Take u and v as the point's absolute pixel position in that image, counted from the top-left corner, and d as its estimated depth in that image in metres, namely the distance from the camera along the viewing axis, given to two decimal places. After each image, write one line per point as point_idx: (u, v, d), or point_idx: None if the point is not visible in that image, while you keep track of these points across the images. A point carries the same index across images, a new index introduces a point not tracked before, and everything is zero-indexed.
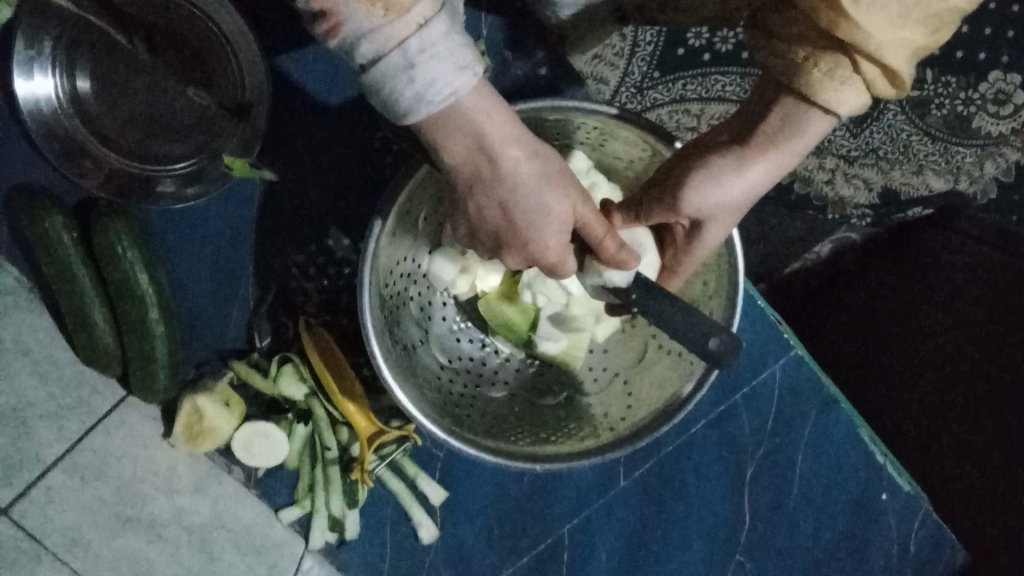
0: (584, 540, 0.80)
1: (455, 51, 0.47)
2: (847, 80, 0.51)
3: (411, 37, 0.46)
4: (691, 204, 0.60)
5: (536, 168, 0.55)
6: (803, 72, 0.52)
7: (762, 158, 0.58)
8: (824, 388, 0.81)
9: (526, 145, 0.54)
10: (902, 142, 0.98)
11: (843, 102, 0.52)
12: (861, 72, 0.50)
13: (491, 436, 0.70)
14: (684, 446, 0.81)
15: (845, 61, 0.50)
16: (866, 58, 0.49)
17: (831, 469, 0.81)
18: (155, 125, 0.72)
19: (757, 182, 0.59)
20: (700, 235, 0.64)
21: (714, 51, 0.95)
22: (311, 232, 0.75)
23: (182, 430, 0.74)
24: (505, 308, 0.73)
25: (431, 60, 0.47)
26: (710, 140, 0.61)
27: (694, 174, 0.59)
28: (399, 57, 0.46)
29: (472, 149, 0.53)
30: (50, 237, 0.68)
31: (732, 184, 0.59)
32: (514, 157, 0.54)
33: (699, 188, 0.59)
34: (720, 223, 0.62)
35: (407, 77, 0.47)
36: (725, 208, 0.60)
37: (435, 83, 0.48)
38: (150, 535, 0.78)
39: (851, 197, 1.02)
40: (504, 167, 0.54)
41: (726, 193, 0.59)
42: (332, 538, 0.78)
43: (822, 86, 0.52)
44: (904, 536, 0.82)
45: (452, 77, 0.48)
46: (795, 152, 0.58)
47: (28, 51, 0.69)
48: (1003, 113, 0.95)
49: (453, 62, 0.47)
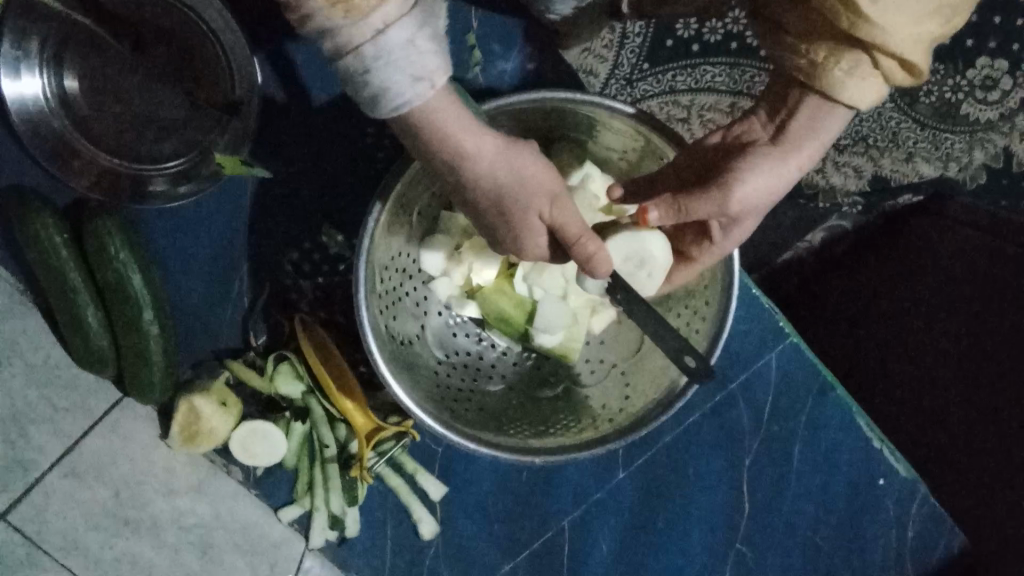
0: (584, 531, 0.81)
1: (415, 60, 0.47)
2: (867, 75, 0.53)
3: (368, 43, 0.46)
4: (741, 199, 0.59)
5: (504, 172, 0.55)
6: (825, 71, 0.54)
7: (795, 153, 0.60)
8: (820, 373, 0.81)
9: (492, 147, 0.54)
10: (892, 130, 0.98)
11: (866, 97, 0.54)
12: (881, 67, 0.52)
13: (491, 430, 0.70)
14: (683, 436, 0.81)
15: (864, 58, 0.52)
16: (885, 55, 0.52)
17: (828, 454, 0.82)
18: (144, 124, 0.72)
19: (790, 176, 0.61)
20: (734, 230, 0.63)
21: (703, 41, 0.95)
22: (304, 229, 0.75)
23: (178, 431, 0.74)
24: (501, 303, 0.72)
25: (387, 67, 0.47)
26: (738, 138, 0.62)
27: (743, 169, 0.59)
28: (355, 60, 0.47)
29: (455, 143, 0.53)
30: (41, 239, 0.67)
31: (771, 178, 0.60)
32: (474, 161, 0.54)
33: (753, 184, 0.59)
34: (756, 215, 0.62)
35: (364, 81, 0.48)
36: (765, 201, 0.61)
37: (391, 90, 0.48)
38: (149, 535, 0.78)
39: (842, 185, 1.01)
40: (467, 171, 0.55)
41: (769, 186, 0.60)
42: (332, 535, 0.78)
43: (843, 84, 0.54)
44: (902, 520, 0.83)
45: (408, 86, 0.48)
46: (819, 145, 0.60)
47: (16, 52, 0.68)
48: (991, 99, 0.97)
49: (409, 72, 0.47)
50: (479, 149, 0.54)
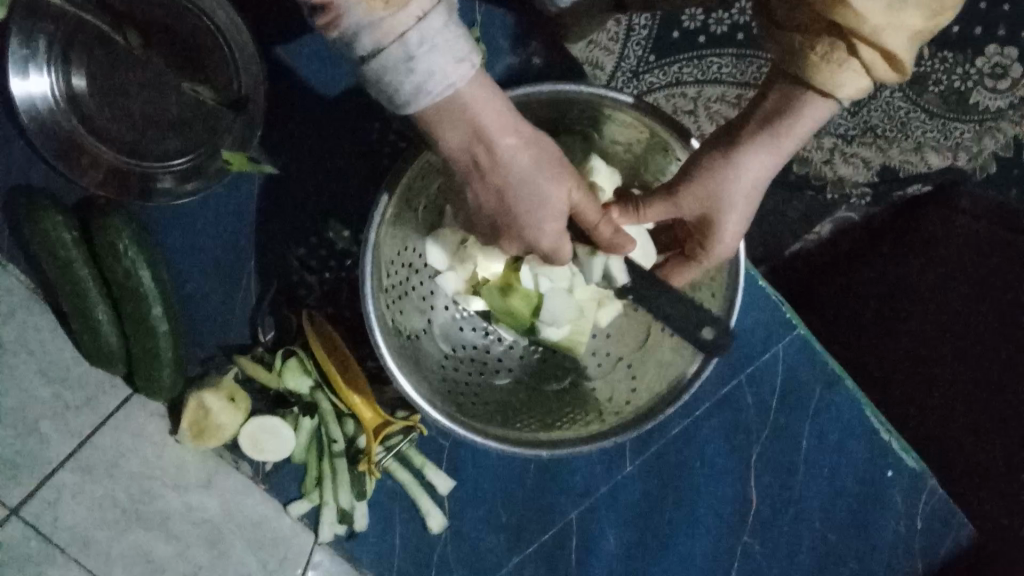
0: (592, 523, 0.81)
1: (454, 44, 0.49)
2: (845, 62, 0.53)
3: (412, 29, 0.47)
4: (693, 194, 0.62)
5: (533, 157, 0.55)
6: (802, 57, 0.54)
7: (762, 148, 0.60)
8: (828, 362, 0.81)
9: (522, 132, 0.55)
10: (900, 120, 0.99)
11: (844, 85, 0.54)
12: (859, 56, 0.52)
13: (496, 422, 0.70)
14: (690, 428, 0.81)
15: (842, 45, 0.52)
16: (862, 42, 0.51)
17: (836, 444, 0.82)
18: (151, 122, 0.72)
19: (760, 172, 0.61)
20: (713, 231, 0.63)
21: (709, 32, 0.95)
22: (311, 225, 0.75)
23: (189, 427, 0.74)
24: (510, 301, 0.71)
25: (430, 53, 0.48)
26: (708, 139, 0.63)
27: (698, 164, 0.62)
28: (400, 49, 0.47)
29: (496, 119, 0.53)
30: (50, 236, 0.68)
31: (733, 175, 0.60)
32: (509, 145, 0.54)
33: (708, 183, 0.61)
34: (732, 215, 0.62)
35: (407, 70, 0.48)
36: (734, 198, 0.61)
37: (434, 75, 0.49)
38: (161, 530, 0.79)
39: (851, 176, 1.00)
40: (502, 154, 0.54)
41: (731, 180, 0.61)
42: (341, 530, 0.78)
43: (820, 69, 0.54)
44: (911, 511, 0.82)
45: (451, 69, 0.49)
46: (792, 138, 0.59)
47: (24, 51, 0.69)
48: (1000, 88, 0.98)
49: (450, 55, 0.49)
50: (512, 124, 0.54)
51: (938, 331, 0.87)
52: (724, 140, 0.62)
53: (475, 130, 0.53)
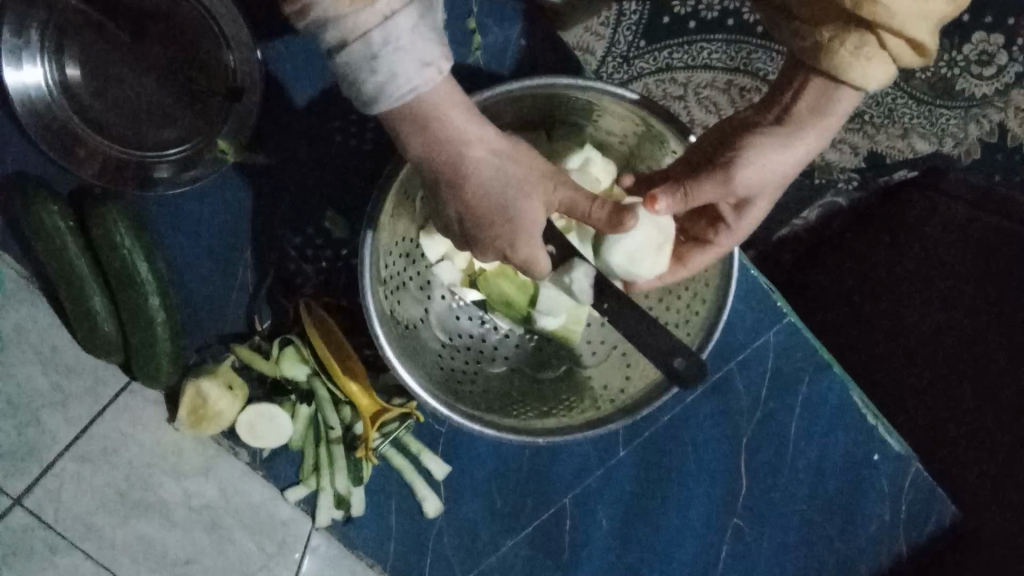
0: (586, 507, 0.82)
1: (420, 47, 0.48)
2: (874, 56, 0.53)
3: (375, 29, 0.46)
4: (744, 180, 0.60)
5: (502, 164, 0.55)
6: (830, 52, 0.54)
7: (801, 135, 0.60)
8: (818, 349, 0.82)
9: (492, 143, 0.55)
10: (887, 107, 0.98)
11: (873, 77, 0.54)
12: (888, 47, 0.53)
13: (494, 410, 0.72)
14: (682, 413, 0.82)
15: (870, 39, 0.53)
16: (891, 35, 0.52)
17: (824, 429, 0.83)
18: (147, 111, 0.72)
19: (799, 157, 0.61)
20: (744, 212, 0.64)
21: (700, 18, 0.95)
22: (307, 214, 0.75)
23: (187, 414, 0.75)
24: (502, 286, 0.73)
25: (394, 54, 0.47)
26: (748, 123, 0.62)
27: (749, 151, 0.60)
28: (362, 47, 0.47)
29: (456, 131, 0.53)
30: (46, 227, 0.68)
31: (778, 159, 0.60)
32: (474, 155, 0.55)
33: (756, 167, 0.60)
34: (766, 197, 0.63)
35: (370, 69, 0.48)
36: (774, 181, 0.62)
37: (398, 77, 0.48)
38: (161, 517, 0.80)
39: (838, 162, 1.00)
40: (465, 165, 0.55)
41: (777, 166, 0.61)
42: (338, 514, 0.79)
43: (850, 65, 0.54)
44: (895, 493, 0.84)
45: (414, 73, 0.48)
46: (826, 126, 0.61)
47: (16, 41, 0.69)
48: (986, 74, 0.97)
49: (415, 58, 0.48)
50: (478, 136, 0.55)
51: (938, 319, 0.87)
52: (768, 126, 0.61)
53: (437, 140, 0.54)
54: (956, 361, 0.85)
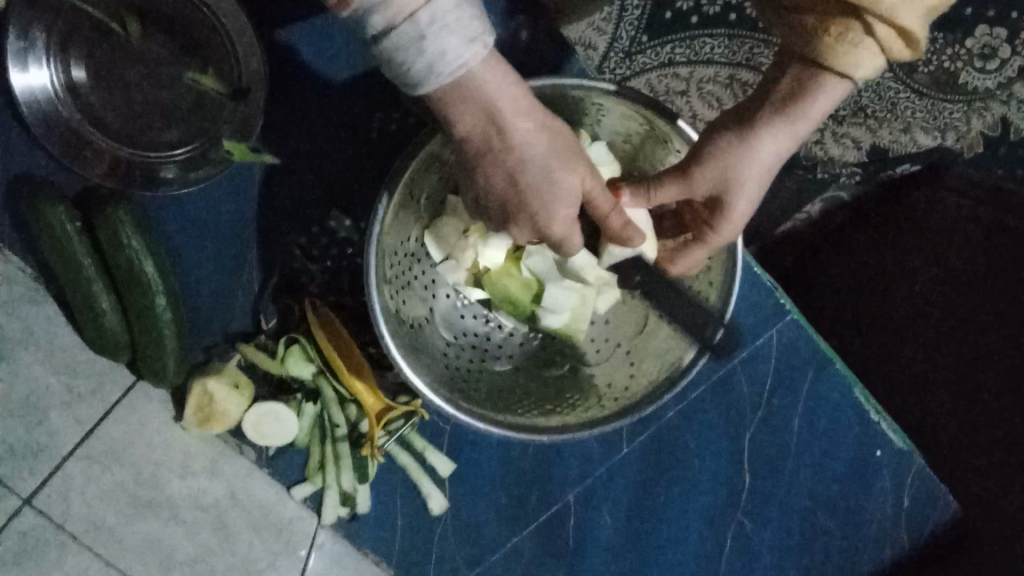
0: (588, 505, 0.83)
1: (465, 24, 0.48)
2: (860, 42, 0.53)
3: (423, 8, 0.47)
4: (703, 177, 0.62)
5: (547, 142, 0.57)
6: (817, 38, 0.54)
7: (773, 129, 0.60)
8: (820, 344, 0.83)
9: (538, 119, 0.56)
10: (890, 100, 0.91)
11: (861, 64, 0.54)
12: (874, 33, 0.52)
13: (498, 409, 0.72)
14: (684, 411, 0.83)
15: (856, 25, 0.52)
16: (879, 20, 0.51)
17: (826, 425, 0.84)
18: (152, 113, 0.73)
19: (771, 152, 0.61)
20: (724, 211, 0.64)
21: (702, 13, 0.93)
22: (313, 213, 0.76)
23: (194, 413, 0.75)
24: (508, 286, 0.73)
25: (441, 32, 0.48)
26: (724, 117, 0.63)
27: (711, 146, 0.62)
28: (409, 29, 0.47)
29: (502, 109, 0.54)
30: (54, 226, 0.68)
31: (743, 155, 0.61)
32: (522, 129, 0.56)
33: (718, 165, 0.62)
34: (739, 194, 0.63)
35: (418, 50, 0.48)
36: (745, 178, 0.62)
37: (446, 55, 0.49)
38: (168, 516, 0.81)
39: (841, 156, 0.95)
40: (515, 140, 0.55)
41: (741, 163, 0.61)
42: (344, 512, 0.80)
43: (834, 50, 0.54)
44: (898, 489, 0.84)
45: (462, 48, 0.49)
46: (803, 120, 0.59)
47: (22, 42, 0.69)
48: (989, 68, 0.89)
49: (461, 35, 0.49)
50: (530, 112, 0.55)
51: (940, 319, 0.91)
52: (738, 120, 0.61)
53: (491, 114, 0.54)
54: (969, 360, 0.89)
